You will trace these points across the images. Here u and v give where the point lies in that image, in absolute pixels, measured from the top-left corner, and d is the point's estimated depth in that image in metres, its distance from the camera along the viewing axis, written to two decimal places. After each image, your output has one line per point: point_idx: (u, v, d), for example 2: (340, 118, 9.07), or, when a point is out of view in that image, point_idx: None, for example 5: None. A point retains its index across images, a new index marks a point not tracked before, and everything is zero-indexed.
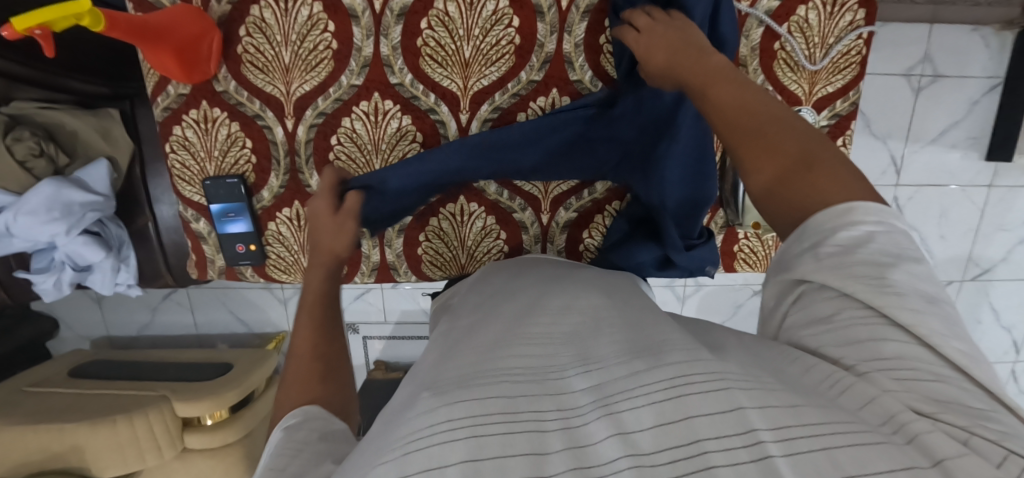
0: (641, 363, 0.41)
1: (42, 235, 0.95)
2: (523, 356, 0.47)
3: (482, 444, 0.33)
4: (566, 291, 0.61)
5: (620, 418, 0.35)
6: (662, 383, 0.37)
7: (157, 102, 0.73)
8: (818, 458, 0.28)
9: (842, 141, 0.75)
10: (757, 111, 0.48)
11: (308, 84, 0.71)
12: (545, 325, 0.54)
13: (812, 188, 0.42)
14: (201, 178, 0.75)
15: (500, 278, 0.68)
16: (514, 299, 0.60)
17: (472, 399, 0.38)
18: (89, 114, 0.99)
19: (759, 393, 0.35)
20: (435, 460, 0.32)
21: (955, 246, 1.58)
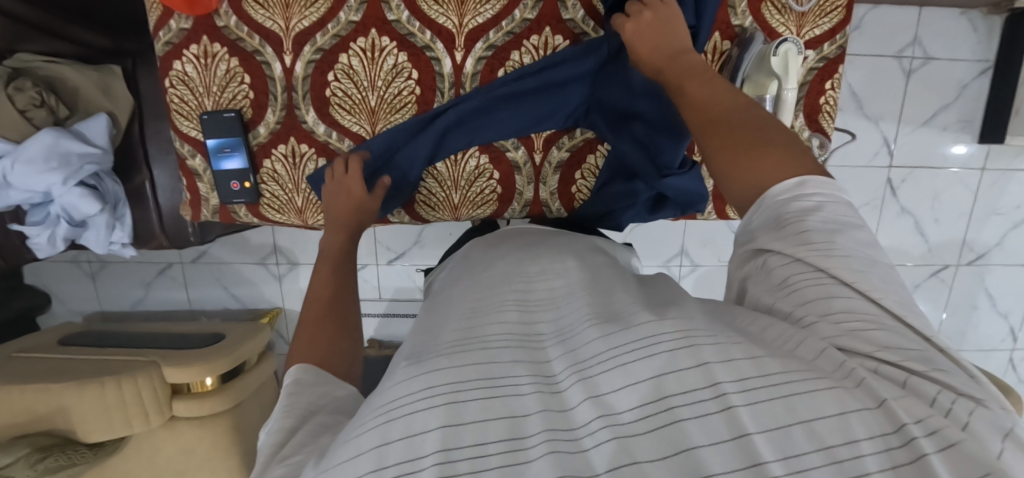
0: (607, 328, 0.43)
1: (39, 184, 0.96)
2: (504, 323, 0.50)
3: (460, 409, 0.36)
4: (549, 255, 0.63)
5: (592, 382, 0.38)
6: (634, 343, 0.39)
7: (159, 37, 0.74)
8: (772, 408, 0.32)
9: (830, 84, 0.77)
10: (722, 99, 0.54)
11: (307, 20, 0.72)
12: (517, 295, 0.56)
13: (765, 162, 0.48)
14: (198, 113, 0.76)
15: (482, 249, 0.71)
16: (493, 268, 0.62)
17: (451, 365, 0.41)
18: (90, 69, 1.01)
19: (723, 345, 0.37)
20: (417, 428, 0.35)
21: (949, 229, 1.58)
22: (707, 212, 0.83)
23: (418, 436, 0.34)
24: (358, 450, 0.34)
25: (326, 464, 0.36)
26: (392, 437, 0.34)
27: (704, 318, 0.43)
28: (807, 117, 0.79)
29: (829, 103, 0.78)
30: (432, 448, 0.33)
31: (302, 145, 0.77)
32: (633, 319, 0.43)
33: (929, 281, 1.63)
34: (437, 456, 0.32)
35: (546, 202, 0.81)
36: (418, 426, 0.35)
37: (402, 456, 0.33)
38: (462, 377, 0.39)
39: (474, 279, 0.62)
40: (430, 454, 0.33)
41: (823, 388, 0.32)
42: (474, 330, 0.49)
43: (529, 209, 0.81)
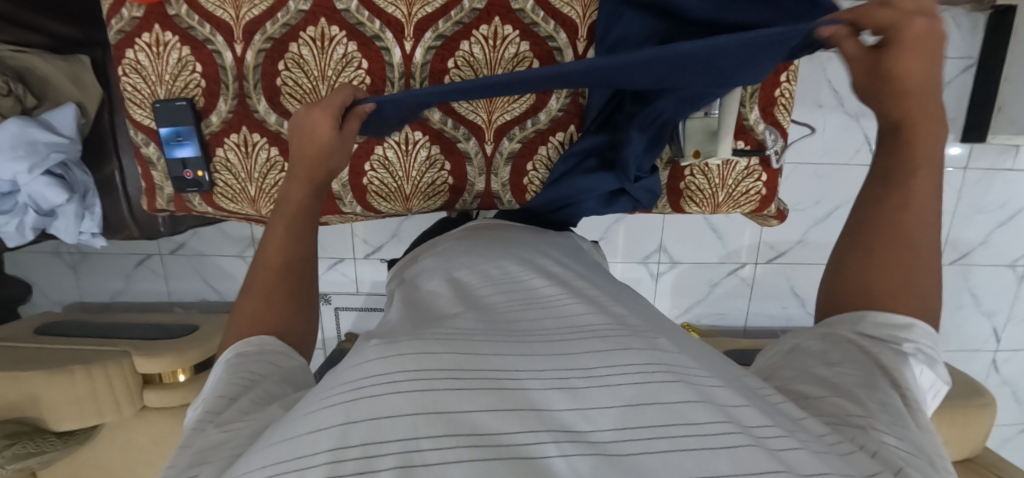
0: (611, 343, 0.41)
1: (6, 171, 0.97)
2: (488, 318, 0.47)
3: (438, 398, 0.32)
4: (526, 258, 0.62)
5: (578, 393, 0.35)
6: (639, 369, 0.37)
7: (112, 25, 0.74)
8: (749, 459, 0.29)
9: (785, 76, 0.77)
10: (904, 233, 0.50)
11: (256, 8, 0.72)
12: (496, 295, 0.54)
13: (885, 301, 0.48)
14: (151, 101, 0.77)
15: (463, 245, 0.69)
16: (482, 268, 0.60)
17: (445, 351, 0.37)
18: (58, 59, 1.02)
19: (707, 388, 0.36)
20: (386, 412, 0.31)
21: None
22: (662, 206, 0.83)
23: (384, 421, 0.30)
24: (318, 426, 0.30)
25: (273, 436, 0.32)
26: (357, 417, 0.30)
27: (692, 359, 0.42)
28: (763, 110, 0.78)
29: (785, 95, 0.77)
30: (394, 443, 0.29)
31: (254, 134, 0.77)
32: (625, 341, 0.41)
33: None
34: (401, 454, 0.28)
35: (498, 193, 0.80)
36: (385, 412, 0.31)
37: (362, 441, 0.29)
38: (453, 365, 0.35)
39: (467, 273, 0.60)
40: (391, 446, 0.28)
41: (794, 451, 0.31)
42: (456, 325, 0.45)
43: (481, 200, 0.81)
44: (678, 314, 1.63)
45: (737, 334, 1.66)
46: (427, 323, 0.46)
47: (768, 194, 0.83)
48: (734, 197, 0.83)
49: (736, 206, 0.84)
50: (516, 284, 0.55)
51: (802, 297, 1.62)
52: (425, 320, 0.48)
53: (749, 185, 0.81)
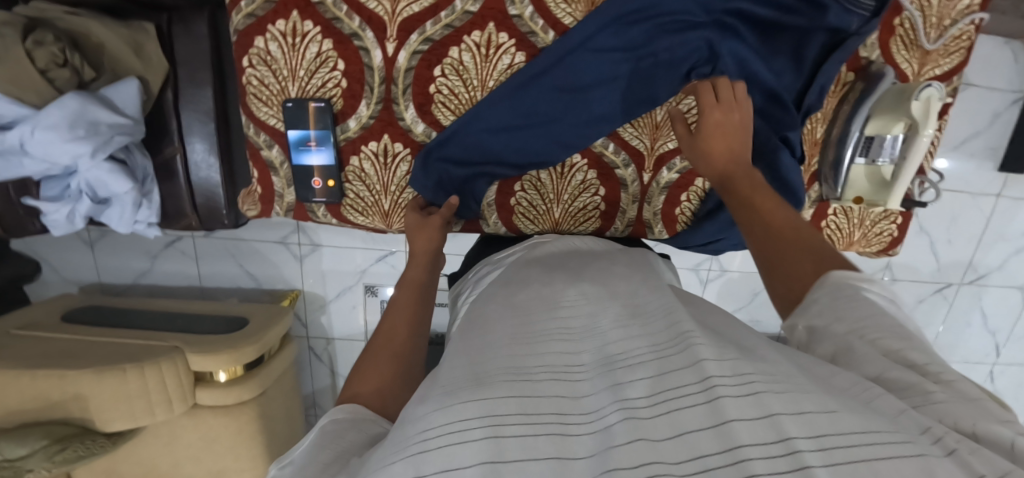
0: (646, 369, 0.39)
1: (63, 154, 0.85)
2: (543, 363, 0.44)
3: (500, 446, 0.33)
4: (585, 285, 0.56)
5: (644, 424, 0.34)
6: (693, 387, 0.35)
7: (240, 8, 0.64)
8: (843, 458, 0.28)
9: (941, 124, 0.78)
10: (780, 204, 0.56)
11: (417, 4, 0.64)
12: (545, 316, 0.51)
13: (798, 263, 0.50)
14: (281, 100, 0.67)
15: (533, 272, 0.61)
16: (530, 292, 0.56)
17: (500, 396, 0.37)
18: (120, 25, 0.89)
19: (796, 393, 0.33)
20: (454, 463, 0.32)
21: (959, 250, 1.64)
22: None
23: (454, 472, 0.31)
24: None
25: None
26: (426, 471, 0.32)
27: (766, 359, 0.39)
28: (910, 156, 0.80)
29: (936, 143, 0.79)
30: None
31: (396, 143, 0.70)
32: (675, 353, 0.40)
33: (933, 297, 1.69)
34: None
35: (649, 222, 0.77)
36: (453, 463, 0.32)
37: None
38: (515, 411, 0.36)
39: (510, 300, 0.56)
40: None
41: (907, 455, 0.27)
42: (500, 366, 0.43)
43: (630, 229, 0.78)
44: None
45: None
46: (478, 353, 0.46)
47: (898, 236, 0.83)
48: (868, 237, 0.83)
49: (867, 245, 0.85)
50: (565, 305, 0.53)
51: None
52: (478, 346, 0.47)
53: (885, 227, 0.82)
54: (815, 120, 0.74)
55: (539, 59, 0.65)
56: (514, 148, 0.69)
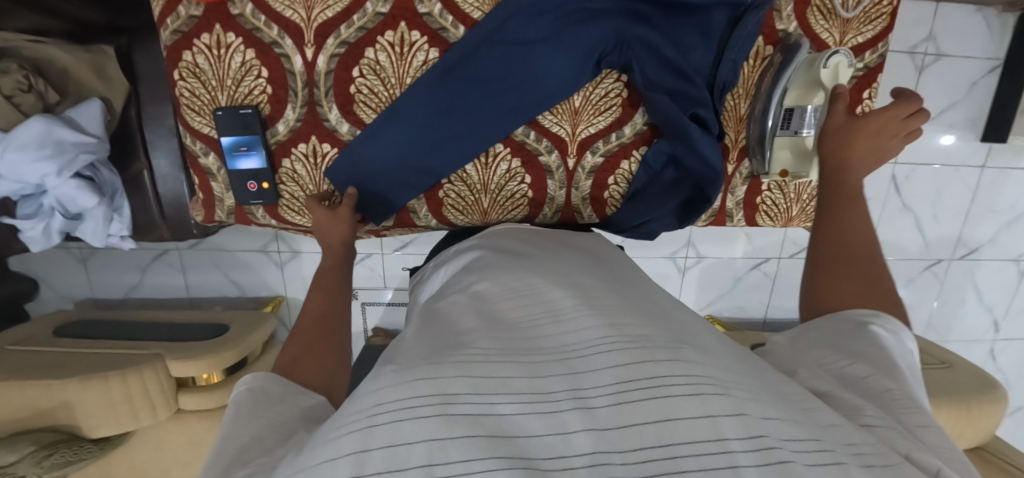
0: (615, 356, 0.39)
1: (32, 174, 0.90)
2: (490, 338, 0.45)
3: (451, 422, 0.32)
4: (547, 275, 0.57)
5: (595, 414, 0.35)
6: (643, 380, 0.37)
7: (166, 24, 0.68)
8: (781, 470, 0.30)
9: (868, 92, 0.78)
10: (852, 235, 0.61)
11: (330, 10, 0.67)
12: (514, 308, 0.52)
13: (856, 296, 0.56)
14: (211, 108, 0.71)
15: (501, 265, 0.62)
16: (494, 281, 0.58)
17: (462, 375, 0.37)
18: (80, 49, 0.94)
19: (733, 397, 0.36)
20: (400, 439, 0.31)
21: (946, 225, 1.59)
22: (737, 219, 0.82)
23: (400, 448, 0.30)
24: (334, 454, 0.31)
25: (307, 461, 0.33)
26: (373, 445, 0.31)
27: (720, 367, 0.41)
28: None
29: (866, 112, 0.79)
30: (416, 464, 0.29)
31: (324, 144, 0.73)
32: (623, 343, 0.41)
33: (923, 275, 1.64)
34: (421, 472, 0.28)
35: (578, 207, 0.79)
36: (400, 436, 0.31)
37: (382, 467, 0.29)
38: (471, 390, 0.36)
39: (471, 289, 0.58)
40: (414, 466, 0.29)
41: (828, 462, 0.32)
42: (451, 348, 0.43)
43: (560, 214, 0.79)
44: (701, 308, 1.65)
45: (755, 326, 1.69)
46: (441, 340, 0.46)
47: None
48: (807, 212, 0.83)
49: (807, 219, 0.84)
50: (540, 296, 0.53)
51: None
52: (440, 334, 0.48)
53: None
54: (736, 96, 0.75)
55: (468, 36, 0.67)
56: (435, 144, 0.72)
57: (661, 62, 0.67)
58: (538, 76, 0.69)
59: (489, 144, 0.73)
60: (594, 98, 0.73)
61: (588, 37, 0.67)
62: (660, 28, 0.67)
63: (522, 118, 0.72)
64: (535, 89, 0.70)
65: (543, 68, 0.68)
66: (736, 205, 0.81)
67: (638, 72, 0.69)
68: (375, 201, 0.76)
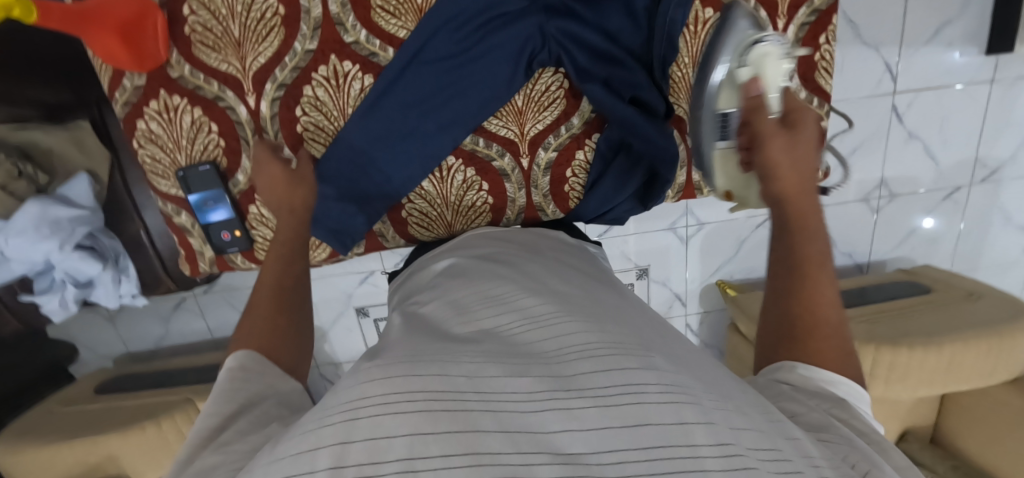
0: (597, 363, 0.36)
1: (37, 253, 0.97)
2: (476, 343, 0.42)
3: (432, 419, 0.28)
4: (527, 281, 0.55)
5: (574, 414, 0.31)
6: (620, 388, 0.33)
7: (116, 98, 0.71)
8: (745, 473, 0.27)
9: (824, 37, 0.73)
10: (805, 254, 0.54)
11: (262, 56, 0.69)
12: (513, 321, 0.47)
13: (819, 349, 0.49)
14: (174, 170, 0.74)
15: (474, 273, 0.60)
16: (473, 289, 0.56)
17: (453, 373, 0.33)
18: (59, 128, 0.99)
19: (701, 406, 0.32)
20: (382, 433, 0.27)
21: (960, 150, 1.47)
22: (708, 191, 0.80)
23: (384, 440, 0.27)
24: (313, 446, 0.27)
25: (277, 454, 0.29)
26: (355, 437, 0.27)
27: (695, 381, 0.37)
28: (803, 78, 0.75)
29: (826, 58, 0.74)
30: (397, 452, 0.26)
31: None
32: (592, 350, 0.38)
33: (942, 205, 1.53)
34: (401, 466, 0.25)
35: (541, 205, 0.79)
36: (376, 429, 0.28)
37: (364, 456, 0.26)
38: (459, 388, 0.32)
39: (446, 298, 0.56)
40: (396, 452, 0.26)
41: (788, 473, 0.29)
42: (444, 352, 0.39)
43: (523, 215, 0.80)
44: (710, 275, 1.61)
45: None
46: (424, 342, 0.42)
47: None
48: None
49: None
50: (516, 302, 0.51)
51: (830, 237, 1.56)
52: (431, 338, 0.44)
53: None
54: (682, 65, 0.71)
55: (398, 57, 0.68)
56: (389, 166, 0.74)
57: (592, 50, 0.69)
58: (484, 83, 0.71)
59: (439, 159, 0.74)
60: (536, 94, 0.73)
61: (513, 38, 0.68)
62: (584, 16, 0.67)
63: (467, 128, 0.72)
64: (481, 97, 0.71)
65: (484, 77, 0.70)
66: (702, 176, 0.79)
67: (570, 63, 0.69)
68: (341, 231, 0.77)
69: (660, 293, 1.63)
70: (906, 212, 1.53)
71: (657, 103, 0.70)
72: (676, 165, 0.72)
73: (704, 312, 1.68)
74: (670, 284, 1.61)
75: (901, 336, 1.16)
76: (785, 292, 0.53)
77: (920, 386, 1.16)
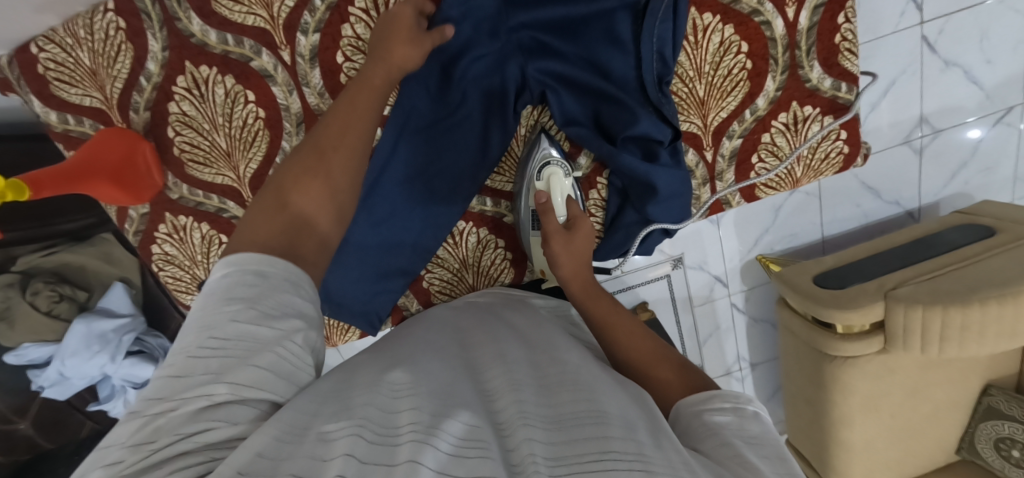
0: (567, 434, 0.33)
1: (93, 369, 1.01)
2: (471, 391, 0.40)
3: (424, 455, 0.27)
4: (521, 333, 0.53)
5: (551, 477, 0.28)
6: (595, 454, 0.30)
7: (126, 228, 0.71)
8: None
9: (843, 16, 0.66)
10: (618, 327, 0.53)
11: (253, 161, 0.68)
12: (494, 351, 0.47)
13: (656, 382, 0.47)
14: (195, 284, 0.75)
15: (468, 321, 0.58)
16: (471, 334, 0.54)
17: (464, 422, 0.32)
18: (86, 245, 1.02)
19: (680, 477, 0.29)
20: (390, 463, 0.27)
21: (1004, 66, 1.25)
22: (738, 202, 0.75)
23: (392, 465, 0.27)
24: (325, 453, 0.28)
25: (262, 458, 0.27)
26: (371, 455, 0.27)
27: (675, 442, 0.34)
28: (825, 63, 0.68)
29: (849, 37, 0.67)
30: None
31: None
32: (575, 410, 0.36)
33: (994, 130, 1.31)
34: None
35: None
36: (397, 458, 0.27)
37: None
38: (470, 440, 0.30)
39: (438, 337, 0.54)
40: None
41: None
42: (447, 389, 0.38)
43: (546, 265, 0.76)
44: (749, 250, 1.35)
45: (814, 251, 1.39)
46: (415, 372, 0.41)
47: (852, 150, 0.74)
48: (814, 166, 0.74)
49: (819, 172, 0.75)
50: (512, 349, 0.49)
51: (875, 188, 1.33)
52: (421, 367, 0.43)
53: (828, 147, 0.73)
54: (686, 79, 0.66)
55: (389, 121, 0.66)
56: (392, 243, 0.70)
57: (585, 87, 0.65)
58: (472, 144, 0.68)
59: (450, 229, 0.71)
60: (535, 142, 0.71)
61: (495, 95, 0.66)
62: (564, 59, 0.64)
63: (470, 196, 0.70)
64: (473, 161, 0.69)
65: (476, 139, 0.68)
66: (731, 190, 0.74)
67: (556, 103, 0.67)
68: (367, 312, 0.73)
69: (698, 279, 1.37)
70: (958, 147, 1.32)
71: (657, 130, 0.64)
72: (684, 188, 0.67)
73: (749, 289, 1.42)
74: (709, 267, 1.36)
75: (972, 292, 0.99)
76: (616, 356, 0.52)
77: (1002, 339, 0.99)
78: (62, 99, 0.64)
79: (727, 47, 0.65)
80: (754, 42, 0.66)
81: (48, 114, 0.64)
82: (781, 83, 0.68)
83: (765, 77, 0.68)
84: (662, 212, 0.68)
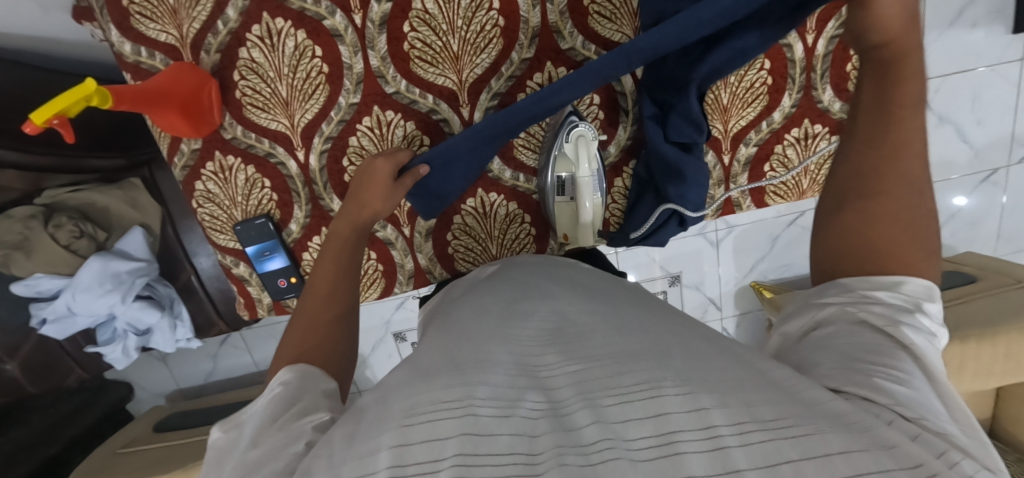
0: (608, 368, 0.36)
1: (102, 307, 1.02)
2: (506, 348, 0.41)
3: (474, 439, 0.29)
4: (550, 289, 0.55)
5: (603, 413, 0.31)
6: (638, 386, 0.32)
7: (174, 162, 0.74)
8: (774, 448, 0.26)
9: (855, 48, 0.74)
10: (901, 172, 0.42)
11: (309, 112, 0.72)
12: (524, 311, 0.49)
13: (880, 239, 0.41)
14: (231, 225, 0.78)
15: (500, 282, 0.60)
16: (502, 294, 0.56)
17: (489, 382, 0.35)
18: (115, 187, 1.04)
19: (719, 393, 0.32)
20: (439, 435, 0.30)
21: (993, 129, 1.33)
22: (747, 206, 0.82)
23: (440, 442, 0.29)
24: (373, 448, 0.29)
25: (336, 457, 0.30)
26: (411, 439, 0.29)
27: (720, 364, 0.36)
28: (836, 88, 0.76)
29: (858, 68, 0.75)
30: (451, 454, 0.28)
31: None
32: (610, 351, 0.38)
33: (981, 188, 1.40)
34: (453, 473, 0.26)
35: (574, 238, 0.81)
36: (445, 433, 0.30)
37: (421, 458, 0.28)
38: (499, 400, 0.33)
39: (468, 302, 0.55)
40: (448, 459, 0.28)
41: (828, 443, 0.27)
42: (477, 351, 0.41)
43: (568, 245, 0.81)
44: (744, 276, 1.42)
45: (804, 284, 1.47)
46: (455, 344, 0.43)
47: None
48: (819, 181, 0.81)
49: None
50: (544, 305, 0.51)
51: None
52: (457, 340, 0.44)
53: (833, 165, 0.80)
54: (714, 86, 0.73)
55: None
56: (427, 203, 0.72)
57: None
58: None
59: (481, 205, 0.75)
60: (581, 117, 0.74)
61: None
62: None
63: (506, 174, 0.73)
64: None
65: None
66: (742, 193, 0.80)
67: None
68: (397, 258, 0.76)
69: (692, 298, 1.43)
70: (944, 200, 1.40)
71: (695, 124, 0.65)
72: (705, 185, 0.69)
73: (741, 314, 1.47)
74: (705, 289, 1.42)
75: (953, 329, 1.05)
76: (862, 186, 0.43)
77: (979, 377, 1.03)
78: (139, 32, 0.68)
79: (752, 63, 0.73)
80: (776, 61, 0.73)
81: (123, 44, 0.68)
82: (796, 101, 0.76)
83: (782, 94, 0.75)
84: (681, 200, 0.70)
